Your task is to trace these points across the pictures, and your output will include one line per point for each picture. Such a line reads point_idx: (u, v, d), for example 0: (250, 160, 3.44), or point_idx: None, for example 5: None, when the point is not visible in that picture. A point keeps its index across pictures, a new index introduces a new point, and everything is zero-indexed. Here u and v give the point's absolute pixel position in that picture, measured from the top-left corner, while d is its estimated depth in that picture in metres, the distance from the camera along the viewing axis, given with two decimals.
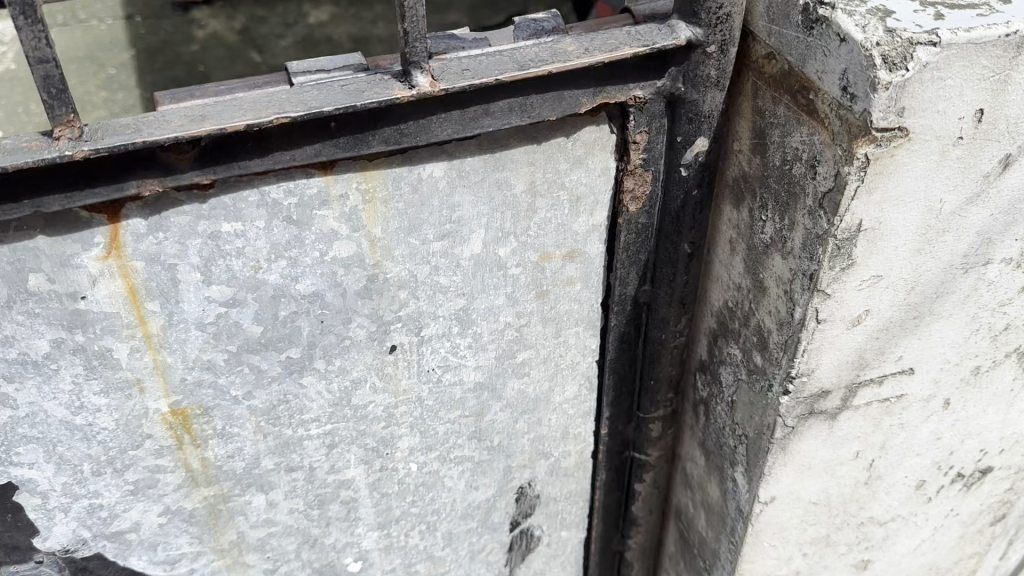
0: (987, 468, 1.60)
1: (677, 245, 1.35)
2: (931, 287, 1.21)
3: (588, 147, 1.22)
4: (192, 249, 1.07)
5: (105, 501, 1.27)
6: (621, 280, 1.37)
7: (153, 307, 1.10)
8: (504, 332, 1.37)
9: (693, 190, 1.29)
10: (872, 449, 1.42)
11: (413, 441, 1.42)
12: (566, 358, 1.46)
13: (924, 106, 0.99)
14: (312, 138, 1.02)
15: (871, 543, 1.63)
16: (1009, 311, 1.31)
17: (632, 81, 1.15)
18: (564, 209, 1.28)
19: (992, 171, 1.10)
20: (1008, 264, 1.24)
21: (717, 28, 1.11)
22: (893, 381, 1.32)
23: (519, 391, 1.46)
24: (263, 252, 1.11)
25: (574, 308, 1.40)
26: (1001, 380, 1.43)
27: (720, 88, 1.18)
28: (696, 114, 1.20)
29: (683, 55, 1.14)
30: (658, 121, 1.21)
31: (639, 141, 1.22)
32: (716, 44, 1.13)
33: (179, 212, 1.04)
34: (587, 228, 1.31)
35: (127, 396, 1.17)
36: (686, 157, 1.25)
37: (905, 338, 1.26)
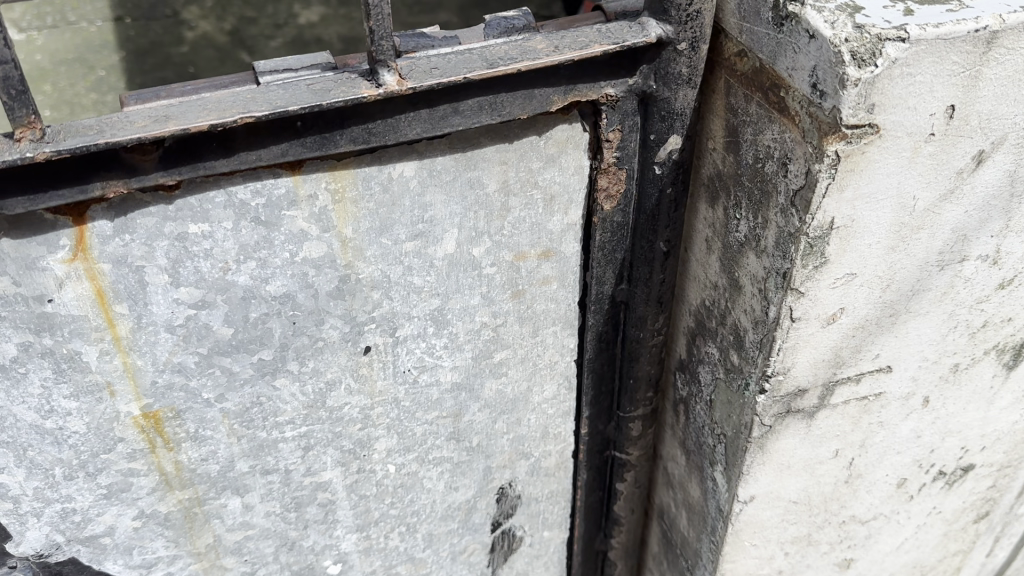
0: (969, 466, 1.59)
1: (653, 243, 1.34)
2: (907, 284, 1.20)
3: (561, 146, 1.22)
4: (159, 251, 1.06)
5: (78, 506, 1.26)
6: (598, 279, 1.36)
7: (122, 310, 1.09)
8: (481, 332, 1.36)
9: (668, 188, 1.28)
10: (851, 448, 1.42)
11: (391, 442, 1.42)
12: (544, 358, 1.45)
13: (893, 102, 0.98)
14: (278, 137, 1.01)
15: (854, 541, 1.63)
16: (987, 308, 1.30)
17: (603, 79, 1.14)
18: (539, 208, 1.27)
19: (965, 167, 1.09)
20: (985, 260, 1.23)
21: (688, 25, 1.11)
22: (871, 379, 1.31)
23: (497, 391, 1.45)
24: (232, 253, 1.10)
25: (551, 308, 1.39)
26: (981, 377, 1.42)
27: (691, 86, 1.18)
28: (669, 112, 1.19)
29: (654, 53, 1.14)
30: (631, 119, 1.20)
31: (612, 139, 1.21)
32: (688, 41, 1.12)
33: (145, 214, 1.03)
34: (563, 227, 1.31)
35: (98, 399, 1.16)
36: (660, 155, 1.24)
37: (882, 336, 1.26)
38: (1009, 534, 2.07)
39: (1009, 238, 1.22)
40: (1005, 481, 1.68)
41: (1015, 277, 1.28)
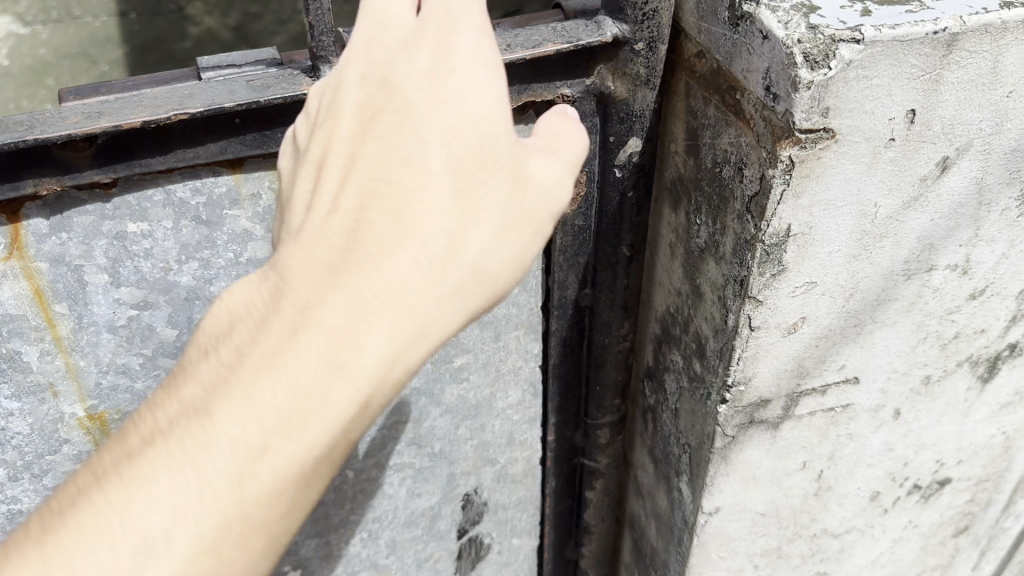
0: (945, 480, 1.55)
1: (617, 248, 1.32)
2: (872, 294, 1.16)
3: None
4: (99, 250, 1.04)
5: (24, 508, 1.23)
6: (560, 284, 1.32)
7: (61, 309, 1.06)
8: None
9: (630, 192, 1.26)
10: (820, 459, 1.39)
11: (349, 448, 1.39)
12: (507, 363, 1.41)
13: (849, 106, 0.95)
14: (215, 134, 0.98)
15: (827, 555, 1.59)
16: (958, 319, 1.27)
17: (558, 79, 1.10)
18: None
19: (929, 174, 1.06)
20: (954, 270, 1.19)
21: (644, 24, 1.07)
22: (837, 390, 1.28)
23: (459, 397, 1.41)
24: (173, 252, 1.07)
25: (512, 312, 1.34)
26: (955, 390, 1.38)
27: (650, 87, 1.14)
28: (628, 114, 1.16)
29: (611, 53, 1.10)
30: (590, 120, 1.16)
31: None
32: (645, 41, 1.08)
33: (81, 212, 1.01)
34: None
35: (41, 400, 1.13)
36: (620, 158, 1.21)
37: (847, 346, 1.22)
38: (994, 548, 2.03)
39: (979, 247, 1.18)
40: (983, 495, 1.64)
41: (987, 288, 1.24)
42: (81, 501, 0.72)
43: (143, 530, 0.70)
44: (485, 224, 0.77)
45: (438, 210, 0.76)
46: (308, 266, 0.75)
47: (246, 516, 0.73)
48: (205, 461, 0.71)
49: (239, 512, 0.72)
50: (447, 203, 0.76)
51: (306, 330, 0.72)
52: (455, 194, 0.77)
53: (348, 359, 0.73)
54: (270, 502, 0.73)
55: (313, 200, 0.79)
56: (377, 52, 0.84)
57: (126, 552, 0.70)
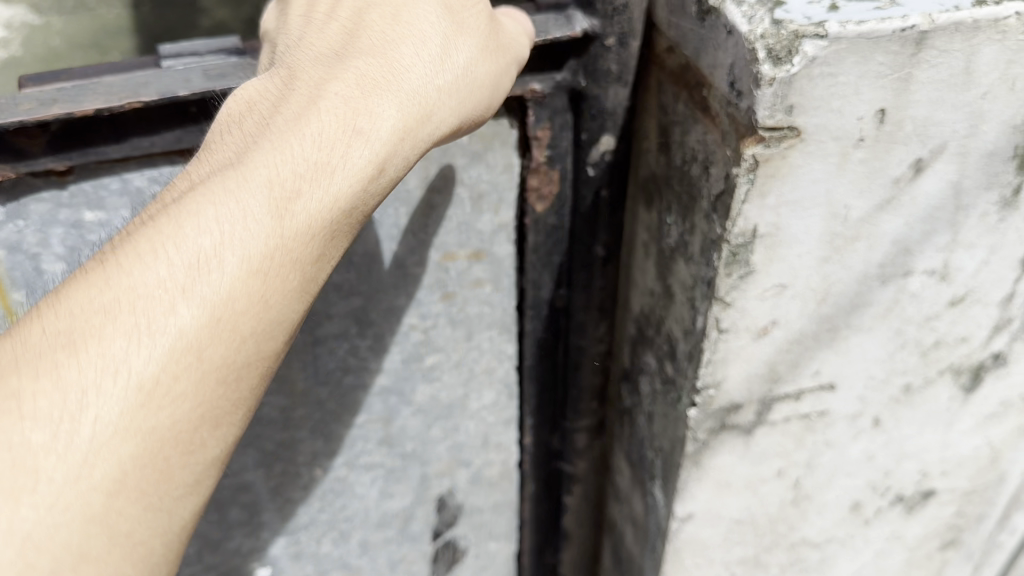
0: (929, 491, 1.51)
1: (591, 247, 1.30)
2: (845, 299, 1.14)
3: (487, 141, 1.17)
4: (56, 238, 1.03)
5: None
6: (534, 283, 1.32)
7: (19, 298, 1.06)
8: (409, 335, 1.32)
9: (603, 190, 1.24)
10: (796, 467, 1.35)
11: (319, 446, 1.38)
12: (480, 364, 1.41)
13: (814, 104, 0.93)
14: (171, 123, 0.98)
15: (807, 565, 1.54)
16: (939, 326, 1.23)
17: (528, 73, 1.11)
18: (466, 207, 1.23)
19: (902, 176, 1.03)
20: (932, 276, 1.16)
21: (614, 19, 1.08)
22: (812, 397, 1.25)
23: (431, 397, 1.41)
24: None
25: (485, 311, 1.35)
26: (937, 399, 1.35)
27: (622, 84, 1.15)
28: (600, 111, 1.16)
29: (582, 48, 1.10)
30: (562, 115, 1.16)
31: (542, 137, 1.17)
32: (616, 36, 1.10)
33: (37, 199, 1.00)
34: (494, 227, 1.26)
35: None
36: (592, 156, 1.20)
37: (821, 352, 1.19)
38: (989, 563, 1.98)
39: (958, 253, 1.15)
40: (971, 509, 1.60)
41: (967, 295, 1.21)
42: (129, 241, 0.77)
43: (136, 291, 0.73)
44: (471, 42, 0.94)
45: (430, 25, 0.94)
46: (319, 66, 0.89)
47: (276, 276, 0.78)
48: (249, 194, 0.78)
49: (281, 243, 0.78)
50: (437, 21, 0.95)
51: (327, 97, 0.85)
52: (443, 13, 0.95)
53: (371, 110, 0.85)
54: (306, 240, 0.80)
55: (304, 43, 0.95)
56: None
57: (177, 286, 0.74)
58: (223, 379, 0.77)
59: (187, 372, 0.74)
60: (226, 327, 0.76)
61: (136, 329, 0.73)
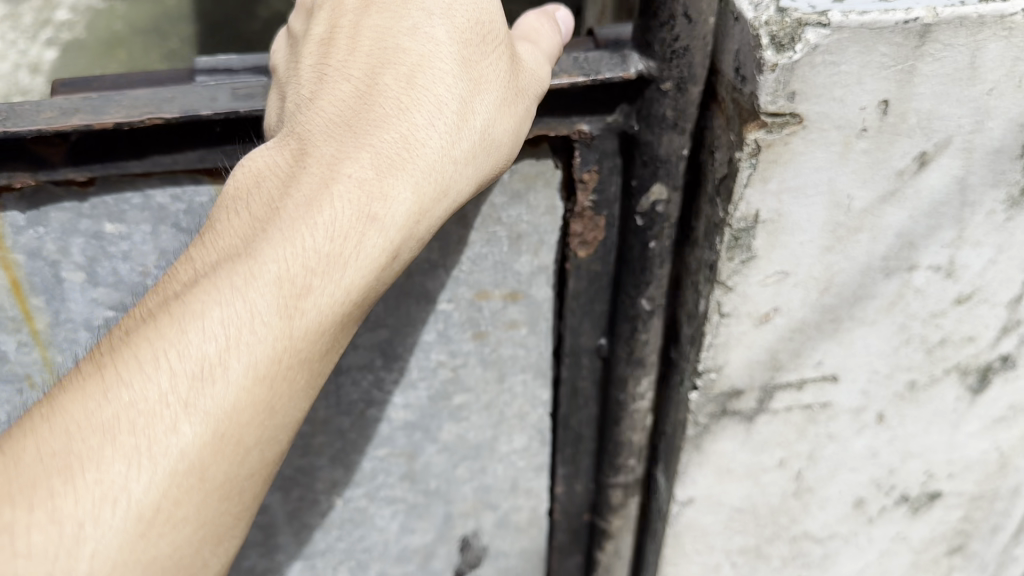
0: (936, 493, 1.51)
1: (637, 299, 1.23)
2: (847, 290, 1.16)
3: (529, 180, 1.14)
4: (76, 247, 1.09)
5: None
6: (572, 329, 1.30)
7: (38, 303, 1.13)
8: (436, 372, 1.32)
9: (653, 242, 1.17)
10: (798, 458, 1.37)
11: (338, 475, 1.39)
12: (512, 406, 1.40)
13: (817, 92, 0.96)
14: (194, 143, 1.03)
15: (809, 560, 1.56)
16: (944, 324, 1.24)
17: (576, 113, 1.07)
18: (503, 246, 1.20)
19: (906, 168, 1.05)
20: (938, 272, 1.17)
21: (672, 63, 1.02)
22: (815, 387, 1.27)
23: (457, 436, 1.40)
24: (151, 256, 1.11)
25: (519, 354, 1.33)
26: (943, 399, 1.35)
27: (678, 131, 1.08)
28: (652, 156, 1.09)
29: (636, 90, 1.06)
30: (611, 159, 1.13)
31: (588, 181, 1.14)
32: (673, 81, 1.03)
33: (58, 208, 1.05)
34: (532, 270, 1.24)
35: (18, 389, 1.20)
36: (641, 204, 1.14)
37: (824, 342, 1.22)
38: None
39: (964, 250, 1.16)
40: (978, 514, 1.59)
41: (974, 293, 1.21)
42: (132, 346, 0.81)
43: (137, 410, 0.78)
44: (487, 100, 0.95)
45: (447, 87, 0.94)
46: (331, 137, 0.90)
47: (278, 383, 0.83)
48: (256, 298, 0.82)
49: (289, 345, 0.84)
50: (454, 81, 0.94)
51: (336, 183, 0.87)
52: (460, 71, 0.95)
53: (383, 197, 0.88)
54: (312, 339, 0.85)
55: (317, 98, 0.94)
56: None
57: (178, 402, 0.79)
58: (224, 492, 0.83)
59: (189, 492, 0.80)
60: (227, 441, 0.81)
61: (136, 452, 0.78)
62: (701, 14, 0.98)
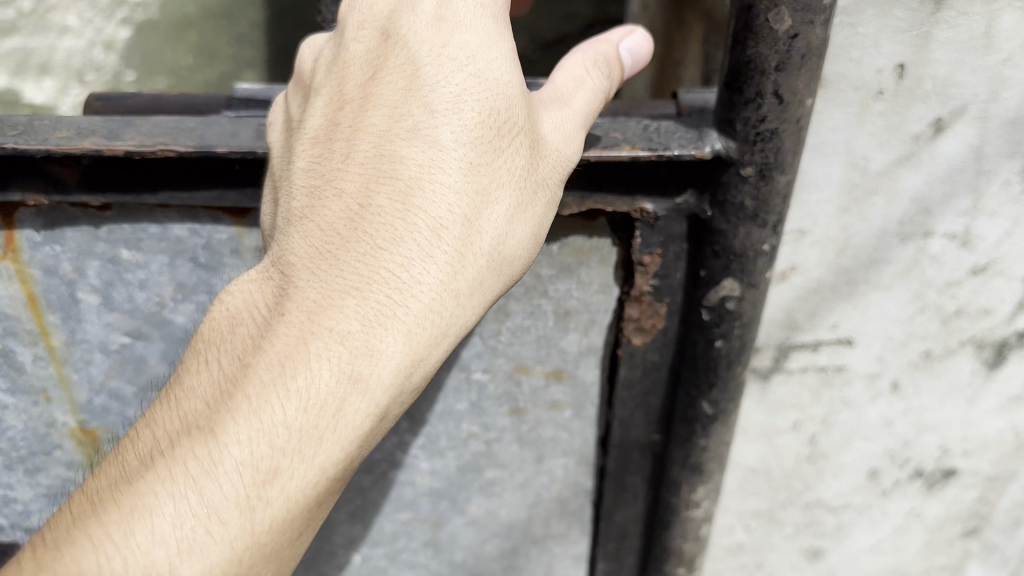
0: (951, 471, 1.50)
1: (697, 399, 1.27)
2: (863, 252, 1.21)
3: (580, 256, 1.23)
4: (92, 269, 1.24)
5: (18, 496, 1.50)
6: (621, 422, 1.38)
7: (54, 320, 1.29)
8: (469, 445, 1.43)
9: (718, 340, 1.20)
10: (811, 420, 1.41)
11: (357, 532, 1.52)
12: (549, 489, 1.49)
13: (835, 52, 1.05)
14: (208, 183, 1.15)
15: (823, 530, 1.57)
16: (960, 294, 1.28)
17: (641, 193, 1.15)
18: (549, 320, 1.29)
19: (922, 133, 1.11)
20: (953, 240, 1.22)
21: (756, 147, 1.06)
22: (829, 349, 1.33)
23: (485, 510, 1.51)
24: (166, 288, 1.26)
25: (560, 437, 1.43)
26: (959, 372, 1.37)
27: (757, 223, 1.11)
28: (724, 247, 1.13)
29: (716, 169, 1.10)
30: (675, 245, 1.19)
31: (647, 263, 1.21)
32: (755, 167, 1.07)
33: (74, 229, 1.21)
34: (579, 351, 1.33)
35: (36, 401, 1.38)
36: (709, 297, 1.17)
37: (840, 303, 1.27)
38: None
39: (980, 220, 1.20)
40: (995, 498, 1.55)
41: (990, 265, 1.25)
42: (87, 533, 0.85)
43: None
44: (495, 213, 0.97)
45: (448, 207, 0.95)
46: (315, 281, 0.93)
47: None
48: (224, 481, 0.86)
49: (251, 536, 0.87)
50: (453, 203, 0.96)
51: (313, 345, 0.90)
52: (463, 193, 0.96)
53: (370, 353, 0.90)
54: (280, 521, 0.88)
55: (308, 229, 0.96)
56: (374, 59, 1.05)
57: None
58: None
59: None
60: None
61: None
62: (793, 95, 1.02)
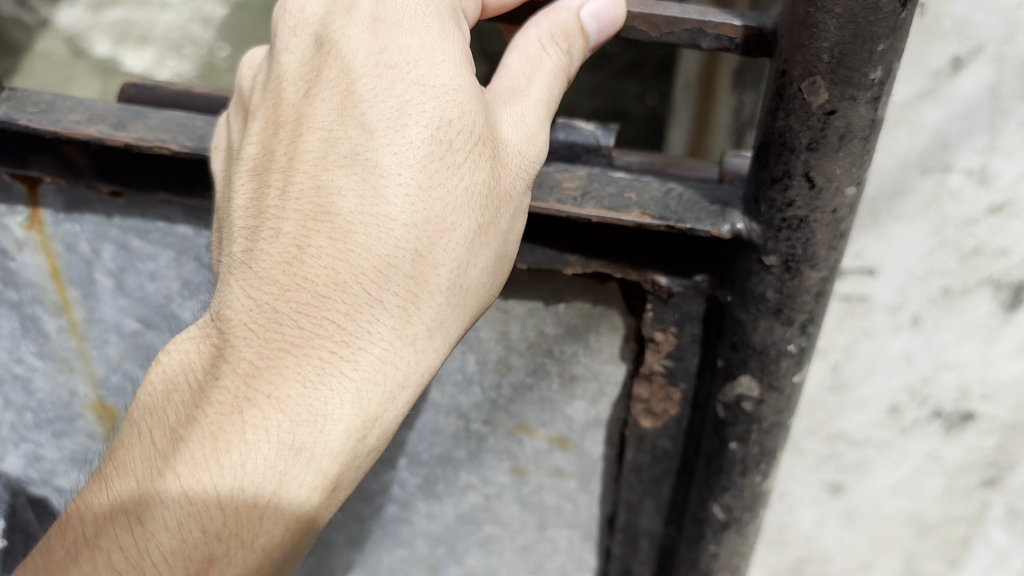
0: (969, 414, 1.47)
1: (708, 499, 1.36)
2: (885, 184, 1.21)
3: (589, 319, 1.36)
4: (106, 253, 1.43)
5: (48, 458, 1.73)
6: (629, 505, 1.53)
7: (75, 293, 1.50)
8: (473, 504, 1.65)
9: (731, 441, 1.28)
10: (835, 350, 1.39)
11: (354, 555, 1.79)
12: (553, 558, 1.69)
13: None
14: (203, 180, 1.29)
15: (842, 465, 1.54)
16: (979, 233, 1.24)
17: (653, 266, 1.24)
18: (558, 384, 1.45)
19: (941, 70, 1.11)
20: (971, 177, 1.19)
21: (781, 238, 1.10)
22: (854, 280, 1.31)
23: (483, 563, 1.74)
24: (173, 284, 1.43)
25: (561, 506, 1.62)
26: (978, 312, 1.33)
27: (780, 319, 1.16)
28: (744, 341, 1.19)
29: (737, 251, 1.16)
30: (689, 324, 1.29)
31: (659, 339, 1.31)
32: (781, 257, 1.11)
33: (90, 211, 1.39)
34: (583, 426, 1.50)
35: (61, 369, 1.61)
36: (727, 393, 1.24)
37: (862, 233, 1.26)
38: None
39: (1000, 158, 1.17)
40: (1014, 447, 1.50)
41: (1012, 204, 1.21)
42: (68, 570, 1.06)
43: None
44: (444, 249, 1.07)
45: (380, 255, 1.06)
46: (251, 346, 1.06)
47: None
48: (177, 533, 1.04)
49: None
50: (393, 249, 1.06)
51: (253, 410, 1.04)
52: (400, 244, 1.06)
53: (309, 419, 1.03)
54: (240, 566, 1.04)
55: (254, 281, 1.09)
56: (310, 80, 1.14)
57: None
58: None
59: None
60: None
61: None
62: (825, 179, 1.05)
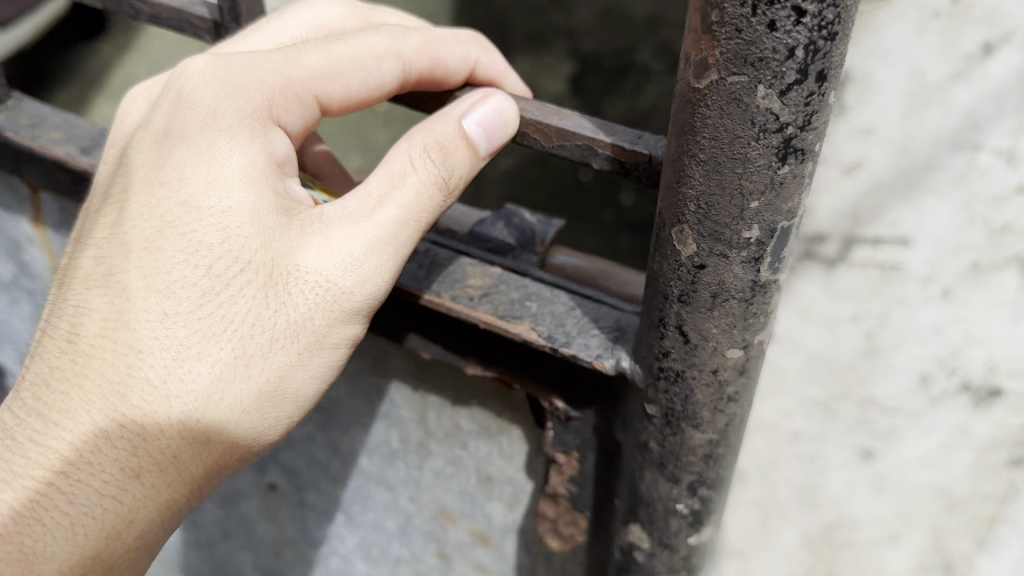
0: (997, 391, 1.35)
1: None
2: (919, 160, 1.16)
3: (501, 426, 1.64)
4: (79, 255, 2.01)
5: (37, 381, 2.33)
6: None
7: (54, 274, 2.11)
8: (422, 548, 1.95)
9: (618, 557, 1.45)
10: (871, 316, 1.31)
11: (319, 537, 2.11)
12: None
13: None
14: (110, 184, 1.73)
15: (874, 433, 1.42)
16: (1006, 212, 1.18)
17: (553, 390, 1.45)
18: (479, 484, 1.75)
19: (973, 55, 1.07)
20: (1000, 158, 1.14)
21: (659, 399, 1.22)
22: (889, 248, 1.25)
23: None
24: None
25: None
26: (1009, 288, 1.24)
27: (662, 475, 1.29)
28: (636, 487, 1.34)
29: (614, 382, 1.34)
30: (588, 441, 1.46)
31: (560, 460, 1.50)
32: (660, 411, 1.23)
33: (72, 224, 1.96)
34: (502, 530, 1.78)
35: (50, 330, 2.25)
36: (623, 524, 1.41)
37: (897, 204, 1.21)
38: None
39: None
40: None
41: None
42: None
43: None
44: (232, 402, 1.32)
45: (174, 393, 1.31)
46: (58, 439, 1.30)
47: None
48: None
49: None
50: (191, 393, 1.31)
51: (59, 496, 1.29)
52: (184, 379, 1.31)
53: (100, 506, 1.30)
54: None
55: (55, 395, 1.33)
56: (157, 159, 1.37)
57: None
58: None
59: None
60: None
61: None
62: (695, 341, 1.13)
